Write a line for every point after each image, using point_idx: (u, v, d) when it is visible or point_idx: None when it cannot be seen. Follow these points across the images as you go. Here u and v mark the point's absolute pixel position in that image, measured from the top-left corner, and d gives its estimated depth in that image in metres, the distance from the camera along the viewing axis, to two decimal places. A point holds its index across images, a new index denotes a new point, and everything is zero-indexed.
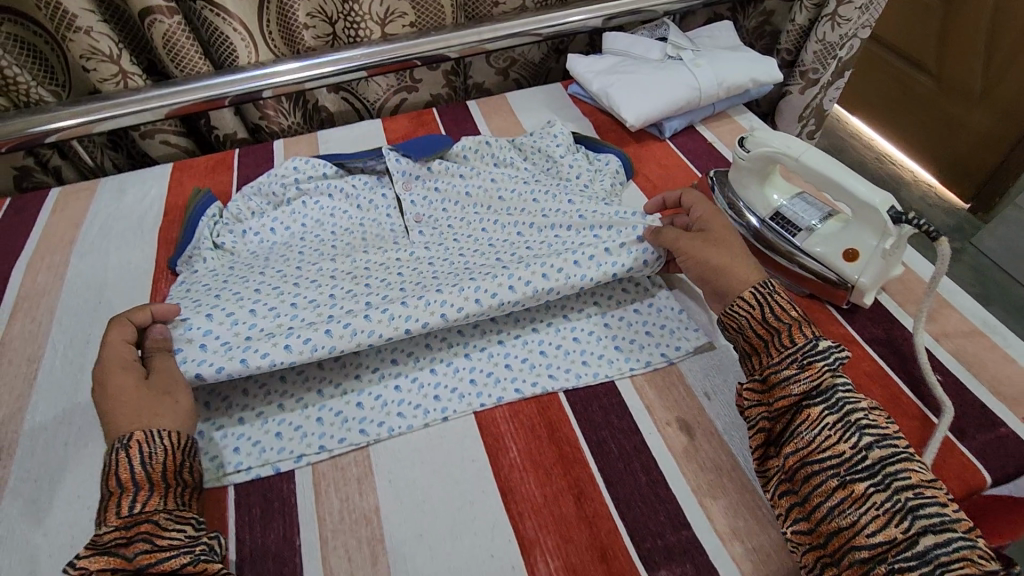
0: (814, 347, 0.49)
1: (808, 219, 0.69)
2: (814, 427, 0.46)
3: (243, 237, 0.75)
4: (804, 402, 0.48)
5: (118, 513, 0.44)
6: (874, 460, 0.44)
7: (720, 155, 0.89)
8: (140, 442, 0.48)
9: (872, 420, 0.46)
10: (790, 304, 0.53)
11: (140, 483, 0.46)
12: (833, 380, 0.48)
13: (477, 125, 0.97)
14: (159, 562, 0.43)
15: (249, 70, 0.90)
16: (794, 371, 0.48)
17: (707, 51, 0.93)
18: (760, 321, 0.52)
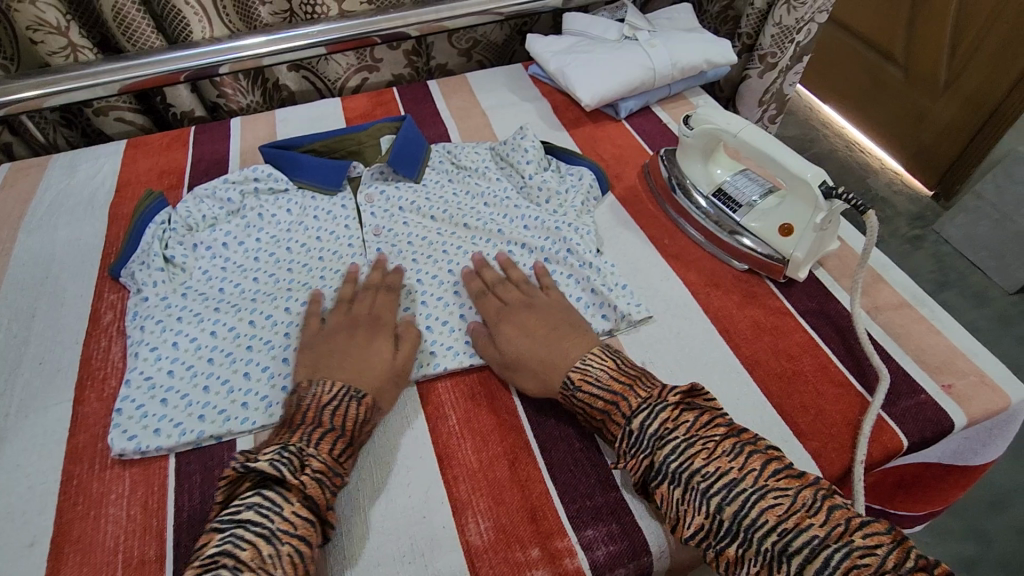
0: (630, 435, 0.49)
1: (749, 195, 0.71)
2: (670, 507, 0.46)
3: (194, 251, 0.72)
4: (647, 486, 0.48)
5: (332, 454, 0.49)
6: (727, 518, 0.44)
7: (672, 135, 0.90)
8: (366, 404, 0.54)
9: (709, 472, 0.45)
10: (596, 398, 0.52)
11: (349, 438, 0.52)
12: (649, 462, 0.48)
13: (436, 104, 0.97)
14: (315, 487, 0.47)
15: (204, 45, 0.89)
16: (623, 463, 0.49)
17: (663, 32, 0.94)
18: (585, 419, 0.54)
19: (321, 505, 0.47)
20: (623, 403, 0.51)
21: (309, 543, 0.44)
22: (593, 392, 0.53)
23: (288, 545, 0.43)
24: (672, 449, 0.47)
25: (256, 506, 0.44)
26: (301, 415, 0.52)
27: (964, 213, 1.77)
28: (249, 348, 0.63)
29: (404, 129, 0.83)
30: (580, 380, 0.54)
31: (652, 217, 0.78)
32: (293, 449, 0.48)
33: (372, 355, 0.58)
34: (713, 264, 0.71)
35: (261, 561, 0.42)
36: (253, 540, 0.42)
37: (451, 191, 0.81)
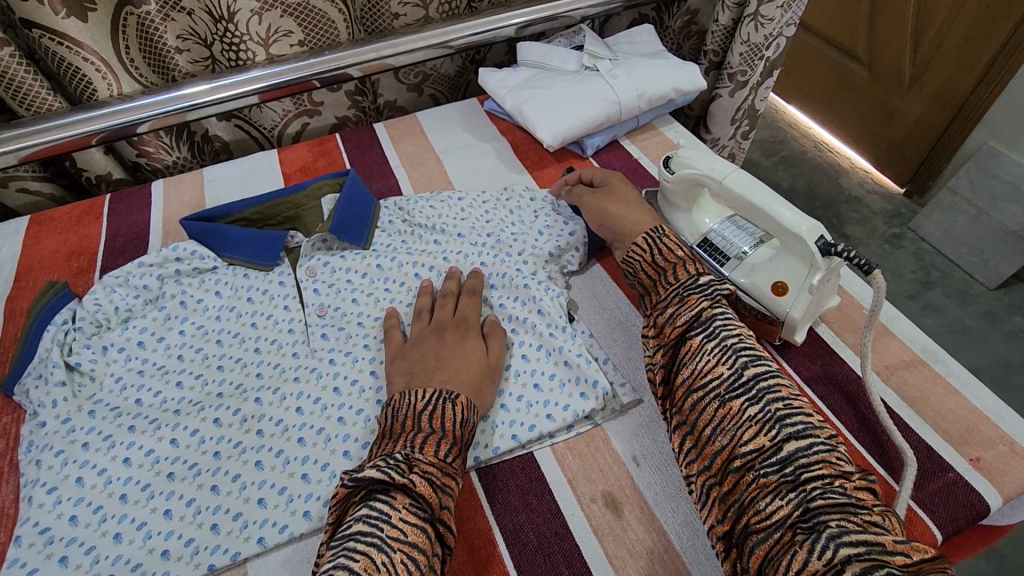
0: (694, 282, 0.55)
1: (738, 245, 0.63)
2: (698, 355, 0.50)
3: (104, 354, 0.62)
4: (688, 335, 0.52)
5: (439, 456, 0.47)
6: (747, 377, 0.48)
7: (645, 172, 0.83)
8: (462, 405, 0.51)
9: (772, 387, 0.47)
10: (673, 246, 0.60)
11: (455, 441, 0.49)
12: (711, 311, 0.53)
13: (384, 151, 0.88)
14: (427, 495, 0.44)
15: (112, 104, 0.78)
16: (677, 303, 0.55)
17: (626, 60, 0.87)
18: (653, 260, 0.60)
19: (432, 512, 0.44)
20: (696, 265, 0.58)
21: (422, 551, 0.42)
22: (678, 246, 0.61)
23: (401, 554, 0.40)
24: (771, 372, 0.48)
25: (365, 517, 0.43)
26: (399, 423, 0.50)
27: (940, 210, 1.75)
28: (170, 478, 0.53)
29: (346, 187, 0.73)
30: (669, 235, 0.62)
31: None
32: (400, 456, 0.46)
33: (466, 351, 0.57)
34: None
35: (376, 570, 0.39)
36: (366, 550, 0.40)
37: (405, 252, 0.72)
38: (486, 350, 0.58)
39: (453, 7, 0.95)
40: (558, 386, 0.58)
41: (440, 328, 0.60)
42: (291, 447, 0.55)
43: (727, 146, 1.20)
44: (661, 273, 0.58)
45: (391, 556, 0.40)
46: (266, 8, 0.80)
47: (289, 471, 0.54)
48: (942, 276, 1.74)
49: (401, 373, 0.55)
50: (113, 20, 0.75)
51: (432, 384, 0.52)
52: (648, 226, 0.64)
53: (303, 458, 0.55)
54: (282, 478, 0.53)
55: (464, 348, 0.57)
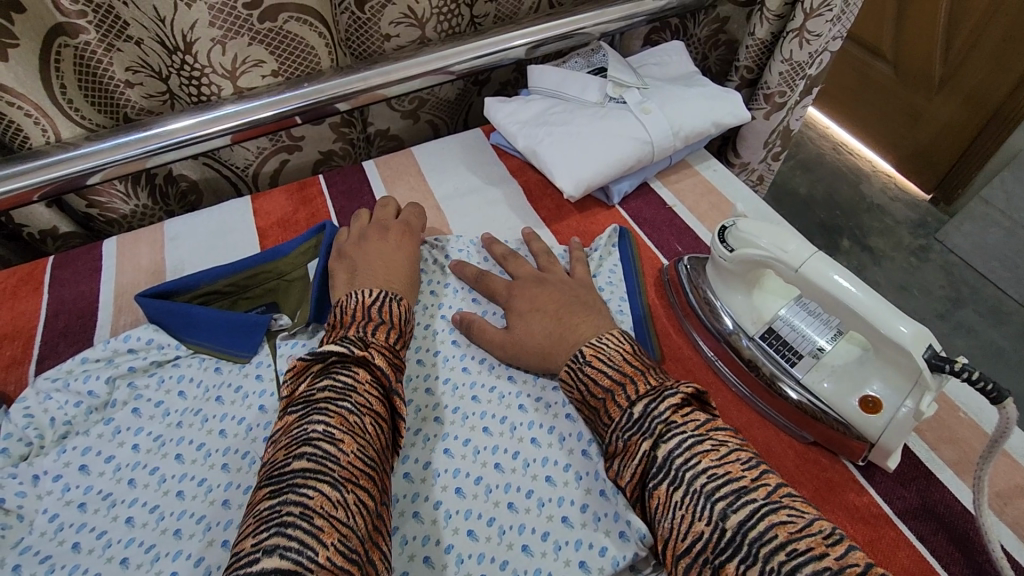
0: (630, 419, 0.44)
1: (812, 339, 0.52)
2: (668, 513, 0.40)
3: (35, 485, 0.50)
4: (649, 486, 0.42)
5: (388, 339, 0.51)
6: (732, 529, 0.37)
7: (682, 224, 0.71)
8: (405, 302, 0.57)
9: (767, 534, 0.36)
10: (597, 372, 0.48)
11: (397, 331, 0.54)
12: (652, 452, 0.42)
13: (377, 198, 0.76)
14: (378, 367, 0.47)
15: (49, 155, 0.66)
16: (619, 452, 0.44)
17: (656, 88, 0.74)
18: (584, 401, 0.49)
19: (388, 383, 0.47)
20: (632, 387, 0.46)
21: (383, 419, 0.45)
22: (604, 369, 0.48)
23: (369, 416, 0.44)
24: (754, 508, 0.37)
25: (330, 383, 0.45)
26: (345, 315, 0.53)
27: (970, 221, 1.63)
28: None
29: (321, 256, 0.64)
30: (589, 357, 0.50)
31: (674, 347, 0.59)
32: (355, 337, 0.49)
33: (400, 253, 0.63)
34: (756, 422, 0.53)
35: (349, 424, 0.42)
36: (339, 409, 0.42)
37: None
38: (408, 255, 0.63)
39: (454, 24, 0.82)
40: (592, 521, 0.47)
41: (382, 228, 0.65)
42: None
43: (757, 170, 1.07)
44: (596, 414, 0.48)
45: (361, 414, 0.43)
46: (231, 37, 0.67)
47: None
48: (973, 292, 1.63)
49: (345, 272, 0.60)
50: (43, 56, 0.62)
51: (377, 288, 0.56)
52: (568, 352, 0.52)
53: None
54: None
55: (400, 251, 0.63)
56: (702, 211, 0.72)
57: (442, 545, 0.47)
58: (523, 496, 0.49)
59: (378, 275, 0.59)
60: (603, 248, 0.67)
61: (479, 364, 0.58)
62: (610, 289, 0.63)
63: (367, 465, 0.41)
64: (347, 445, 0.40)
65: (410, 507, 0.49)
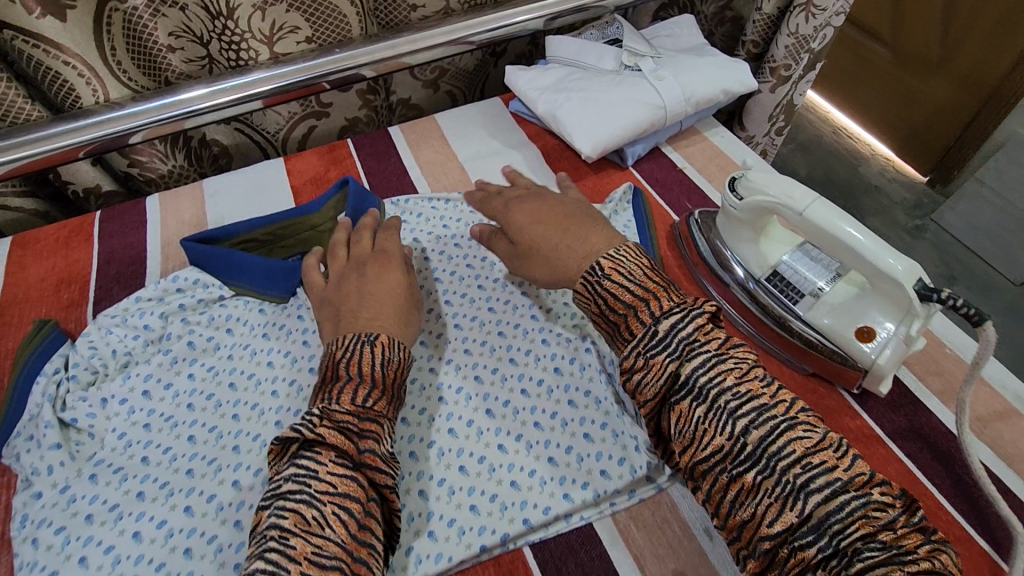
0: (653, 337, 0.46)
1: (813, 281, 0.57)
2: (686, 424, 0.44)
3: (103, 408, 0.55)
4: (670, 402, 0.45)
5: (357, 403, 0.47)
6: (752, 444, 0.41)
7: (692, 185, 0.75)
8: (383, 344, 0.51)
9: (785, 449, 0.40)
10: (618, 286, 0.50)
11: (375, 385, 0.49)
12: (676, 369, 0.45)
13: (403, 161, 0.80)
14: (343, 445, 0.44)
15: (98, 113, 0.70)
16: (641, 368, 0.46)
17: (668, 57, 0.78)
18: (601, 313, 0.51)
19: (355, 457, 0.44)
20: (654, 304, 0.48)
21: (356, 500, 0.42)
22: (623, 286, 0.50)
23: (331, 505, 0.41)
24: (775, 429, 0.41)
25: (292, 476, 0.42)
26: (321, 372, 0.50)
27: (965, 201, 1.68)
28: (187, 555, 0.47)
29: (350, 205, 0.69)
30: (608, 272, 0.51)
31: (683, 291, 0.64)
32: (317, 410, 0.46)
33: (386, 283, 0.58)
34: (758, 357, 0.58)
35: (306, 527, 0.40)
36: (295, 507, 0.41)
37: (432, 276, 0.66)
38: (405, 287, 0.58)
39: None
40: (611, 437, 0.53)
41: (362, 261, 0.60)
42: None
43: (761, 143, 1.12)
44: (616, 329, 0.49)
45: (320, 509, 0.41)
46: (270, 3, 0.72)
47: None
48: (965, 270, 1.69)
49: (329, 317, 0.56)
50: (97, 19, 0.66)
51: (355, 330, 0.52)
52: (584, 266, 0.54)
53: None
54: None
55: (389, 286, 0.57)
56: (711, 173, 0.77)
57: (475, 456, 0.52)
58: (548, 416, 0.54)
59: (370, 319, 0.53)
60: (618, 204, 0.71)
61: (504, 305, 0.63)
62: (625, 241, 0.68)
63: (327, 565, 0.39)
64: (297, 554, 0.39)
65: (446, 424, 0.54)
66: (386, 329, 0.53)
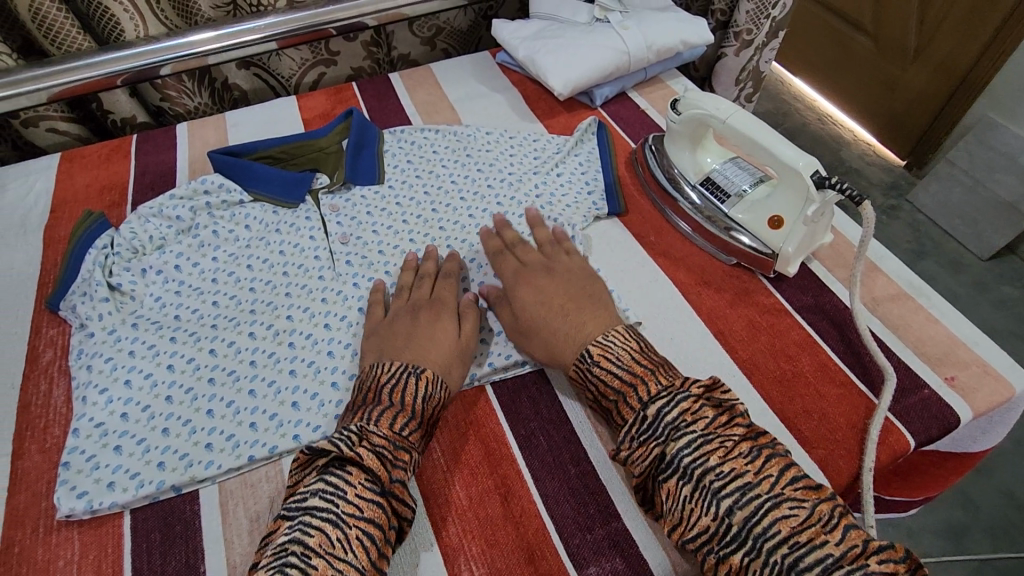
0: (643, 422, 0.46)
1: (739, 184, 0.67)
2: (675, 501, 0.44)
3: (142, 276, 0.66)
4: (661, 476, 0.45)
5: (394, 429, 0.47)
6: (739, 523, 0.41)
7: (651, 122, 0.86)
8: (428, 379, 0.52)
9: (771, 529, 0.40)
10: (607, 379, 0.50)
11: (413, 414, 0.49)
12: (664, 450, 0.45)
13: (401, 100, 0.91)
14: (376, 469, 0.45)
15: (138, 45, 0.81)
16: (630, 449, 0.47)
17: (635, 12, 0.89)
18: (594, 400, 0.52)
19: (384, 483, 0.45)
20: (641, 389, 0.48)
21: (379, 526, 0.43)
22: (613, 372, 0.50)
23: (356, 529, 0.42)
24: (763, 505, 0.41)
25: (320, 492, 0.43)
26: (364, 394, 0.51)
27: (936, 181, 1.77)
28: (211, 383, 0.58)
29: (354, 134, 0.79)
30: (598, 359, 0.51)
31: (638, 206, 0.74)
32: (355, 428, 0.47)
33: (438, 331, 0.57)
34: (695, 253, 0.68)
35: (329, 546, 0.41)
36: (321, 525, 0.42)
37: (422, 190, 0.76)
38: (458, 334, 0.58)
39: None
40: None
41: (417, 307, 0.60)
42: (321, 360, 0.59)
43: None
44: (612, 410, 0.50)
45: (345, 531, 0.42)
46: None
47: (321, 379, 0.58)
48: (936, 247, 1.77)
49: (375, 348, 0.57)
50: None
51: (401, 360, 0.53)
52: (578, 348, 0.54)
53: (333, 369, 0.59)
54: (314, 385, 0.58)
55: (442, 332, 0.57)
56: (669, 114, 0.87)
57: None
58: None
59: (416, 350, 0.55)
60: (583, 134, 0.81)
61: (482, 212, 0.73)
62: (589, 164, 0.79)
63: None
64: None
65: None
66: (435, 362, 0.54)
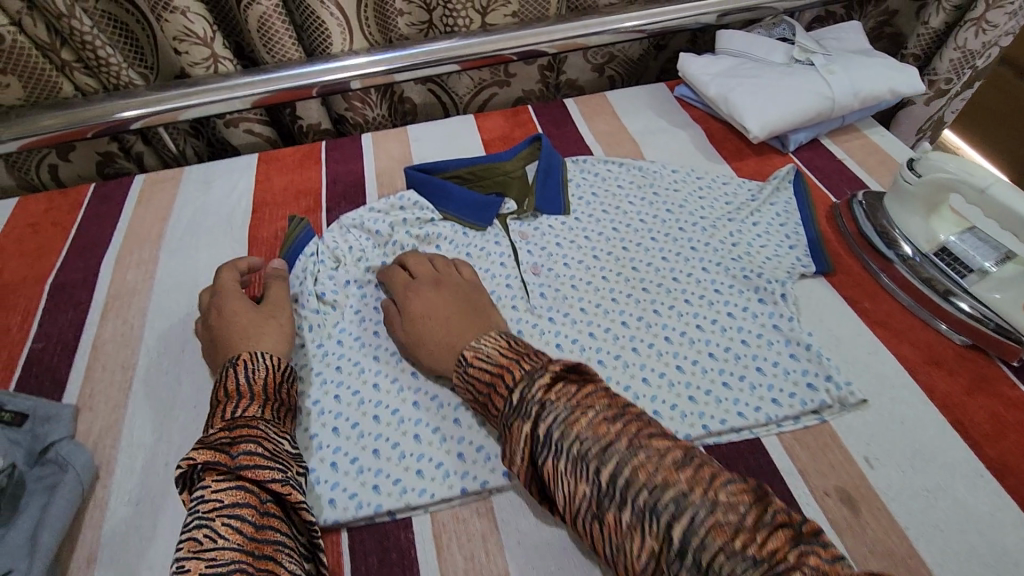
0: (511, 404, 0.45)
1: (979, 259, 0.61)
2: (566, 485, 0.41)
3: (344, 288, 0.67)
4: (538, 460, 0.43)
5: (233, 415, 0.49)
6: (608, 482, 0.39)
7: (852, 175, 0.80)
8: (245, 361, 0.53)
9: (687, 522, 0.36)
10: (483, 369, 0.49)
11: (252, 395, 0.51)
12: (529, 433, 0.43)
13: (579, 128, 0.89)
14: (253, 466, 0.45)
15: (342, 58, 0.85)
16: (507, 437, 0.45)
17: (839, 55, 0.84)
18: (472, 399, 0.50)
19: (259, 505, 0.44)
20: (508, 377, 0.47)
21: (246, 507, 0.43)
22: (484, 365, 0.49)
23: (221, 519, 0.42)
24: (628, 483, 0.38)
25: (187, 549, 0.41)
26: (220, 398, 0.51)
27: None
28: (415, 406, 0.58)
29: (542, 159, 0.77)
30: (472, 360, 0.51)
31: (846, 266, 0.69)
32: (199, 465, 0.45)
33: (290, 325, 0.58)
34: (918, 327, 0.63)
35: (199, 547, 0.40)
36: (196, 555, 0.40)
37: (610, 226, 0.74)
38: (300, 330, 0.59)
39: None
40: (783, 373, 0.58)
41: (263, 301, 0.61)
42: None
43: None
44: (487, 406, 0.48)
45: (210, 525, 0.42)
46: None
47: None
48: None
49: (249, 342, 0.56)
50: None
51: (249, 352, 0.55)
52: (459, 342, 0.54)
53: None
54: None
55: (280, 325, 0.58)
56: (869, 165, 0.81)
57: (655, 371, 0.59)
58: (721, 349, 0.61)
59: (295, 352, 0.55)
60: (780, 181, 0.77)
61: (677, 255, 0.70)
62: (788, 215, 0.74)
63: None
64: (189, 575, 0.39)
65: (630, 343, 0.62)
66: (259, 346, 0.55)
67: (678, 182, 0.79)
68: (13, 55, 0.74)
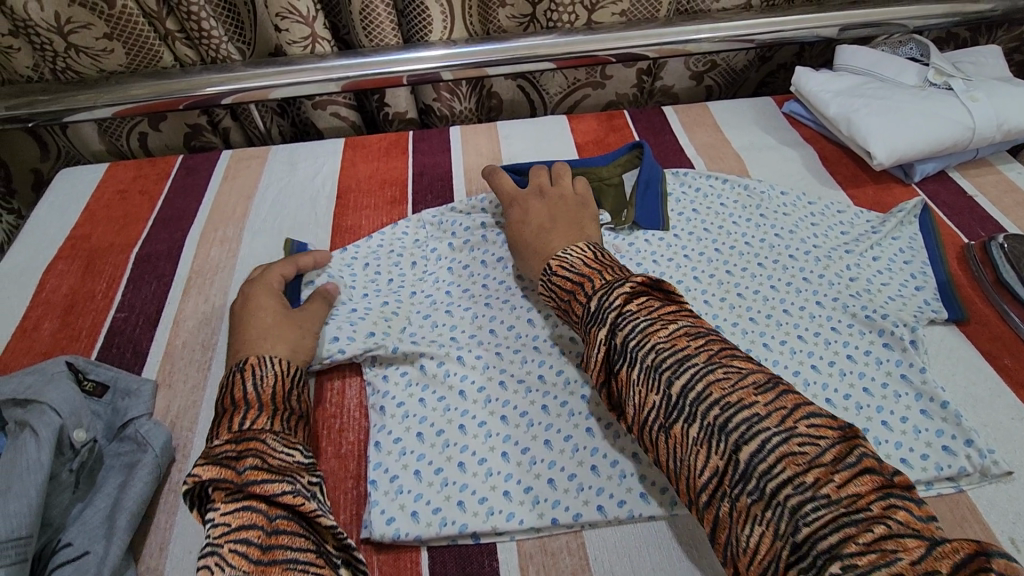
0: (619, 345, 0.42)
1: None
2: (686, 449, 0.38)
3: (411, 297, 0.64)
4: (668, 425, 0.39)
5: (234, 429, 0.44)
6: (746, 460, 0.35)
7: (983, 214, 0.73)
8: (252, 366, 0.49)
9: (775, 467, 0.34)
10: (569, 280, 0.49)
11: (257, 404, 0.47)
12: (654, 389, 0.39)
13: (679, 139, 0.84)
14: (262, 481, 0.41)
15: (440, 46, 0.82)
16: (619, 385, 0.42)
17: (981, 81, 0.76)
18: (556, 304, 0.51)
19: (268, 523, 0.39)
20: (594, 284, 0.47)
21: (254, 526, 0.38)
22: (570, 270, 0.50)
23: (229, 545, 0.37)
24: (760, 437, 0.35)
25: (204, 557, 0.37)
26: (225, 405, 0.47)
27: None
28: (502, 420, 0.54)
29: (644, 170, 0.72)
30: (557, 267, 0.51)
31: (981, 314, 0.62)
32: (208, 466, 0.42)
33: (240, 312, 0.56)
34: None
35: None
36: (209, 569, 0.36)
37: (712, 246, 0.69)
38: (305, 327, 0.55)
39: None
40: (913, 431, 0.52)
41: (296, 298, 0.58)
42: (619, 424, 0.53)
43: None
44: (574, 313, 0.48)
45: (220, 551, 0.36)
46: None
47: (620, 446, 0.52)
48: None
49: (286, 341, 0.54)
50: None
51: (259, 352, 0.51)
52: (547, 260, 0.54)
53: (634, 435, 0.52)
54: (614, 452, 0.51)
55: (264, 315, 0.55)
56: (1004, 204, 0.74)
57: None
58: (841, 395, 0.55)
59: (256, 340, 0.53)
60: (906, 215, 0.70)
61: (788, 286, 0.64)
62: (912, 253, 0.67)
63: None
64: None
65: None
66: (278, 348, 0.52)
67: (785, 207, 0.73)
68: (119, 20, 0.73)
